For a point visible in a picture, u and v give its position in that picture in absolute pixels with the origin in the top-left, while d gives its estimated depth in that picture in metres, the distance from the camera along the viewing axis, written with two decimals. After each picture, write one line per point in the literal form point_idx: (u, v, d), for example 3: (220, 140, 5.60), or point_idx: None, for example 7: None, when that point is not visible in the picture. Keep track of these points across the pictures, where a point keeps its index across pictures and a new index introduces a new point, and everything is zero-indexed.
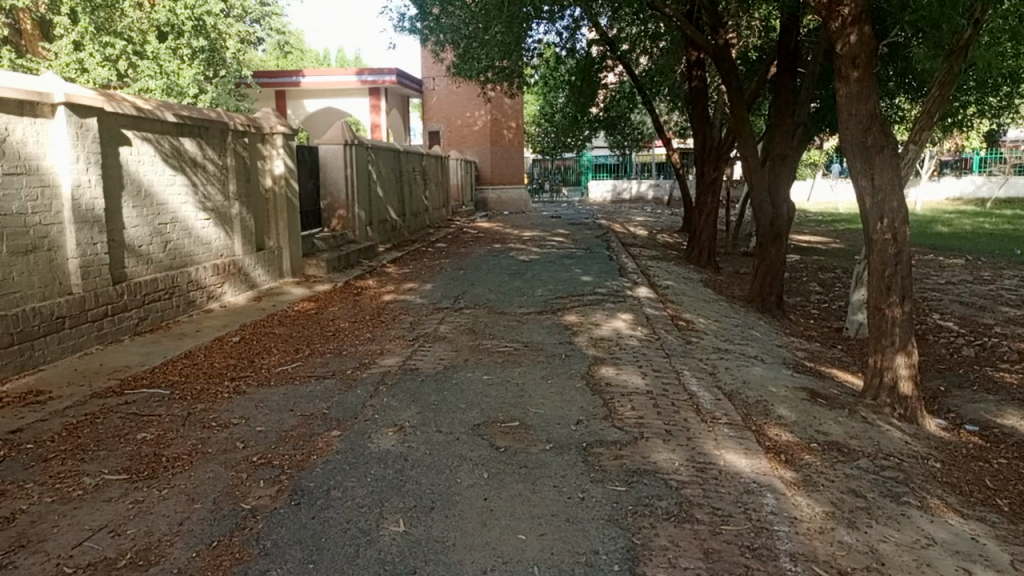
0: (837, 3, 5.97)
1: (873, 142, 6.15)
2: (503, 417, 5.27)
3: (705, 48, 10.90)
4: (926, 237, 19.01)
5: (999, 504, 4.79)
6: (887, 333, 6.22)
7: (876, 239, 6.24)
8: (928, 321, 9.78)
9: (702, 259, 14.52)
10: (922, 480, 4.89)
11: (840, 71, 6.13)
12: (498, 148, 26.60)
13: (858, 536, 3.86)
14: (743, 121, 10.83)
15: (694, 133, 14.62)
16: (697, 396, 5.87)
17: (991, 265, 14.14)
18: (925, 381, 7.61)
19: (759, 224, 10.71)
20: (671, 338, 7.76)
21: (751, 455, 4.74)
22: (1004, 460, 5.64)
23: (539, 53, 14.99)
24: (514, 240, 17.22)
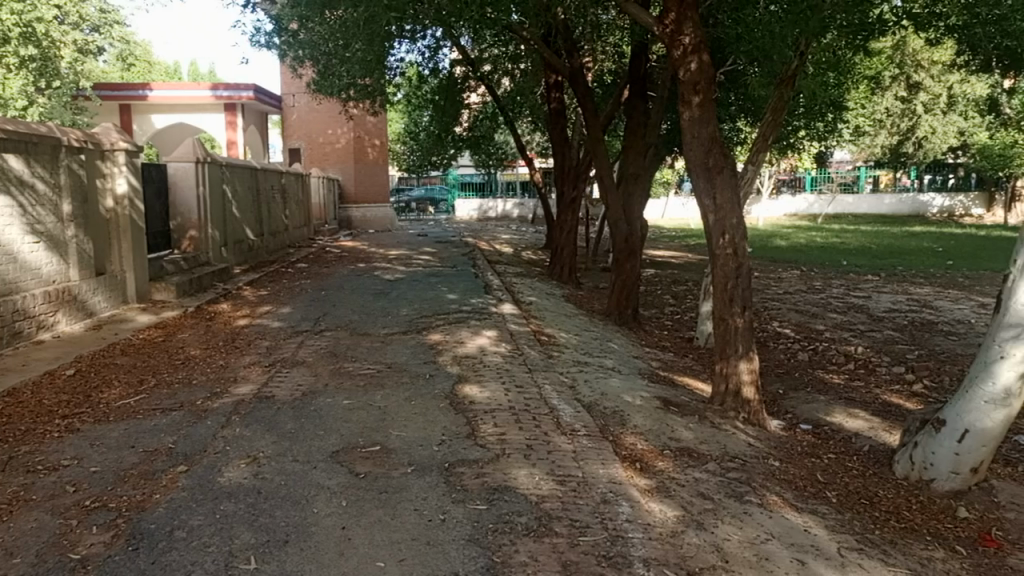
0: (679, 33, 6.38)
1: (714, 163, 6.54)
2: (363, 442, 5.16)
3: (561, 71, 11.28)
4: (766, 251, 20.49)
5: (828, 496, 5.20)
6: (730, 342, 6.64)
7: (719, 254, 6.63)
8: (768, 328, 10.51)
9: (564, 274, 14.93)
10: (763, 478, 5.24)
11: (683, 96, 6.49)
12: (361, 166, 26.05)
13: (706, 537, 4.07)
14: (598, 142, 11.26)
15: (555, 152, 15.04)
16: (558, 410, 6.00)
17: (822, 276, 15.41)
18: (766, 384, 8.16)
19: (616, 241, 11.12)
20: (533, 354, 7.88)
21: (608, 465, 4.90)
22: (832, 455, 6.13)
23: (401, 71, 14.91)
24: (379, 259, 16.99)
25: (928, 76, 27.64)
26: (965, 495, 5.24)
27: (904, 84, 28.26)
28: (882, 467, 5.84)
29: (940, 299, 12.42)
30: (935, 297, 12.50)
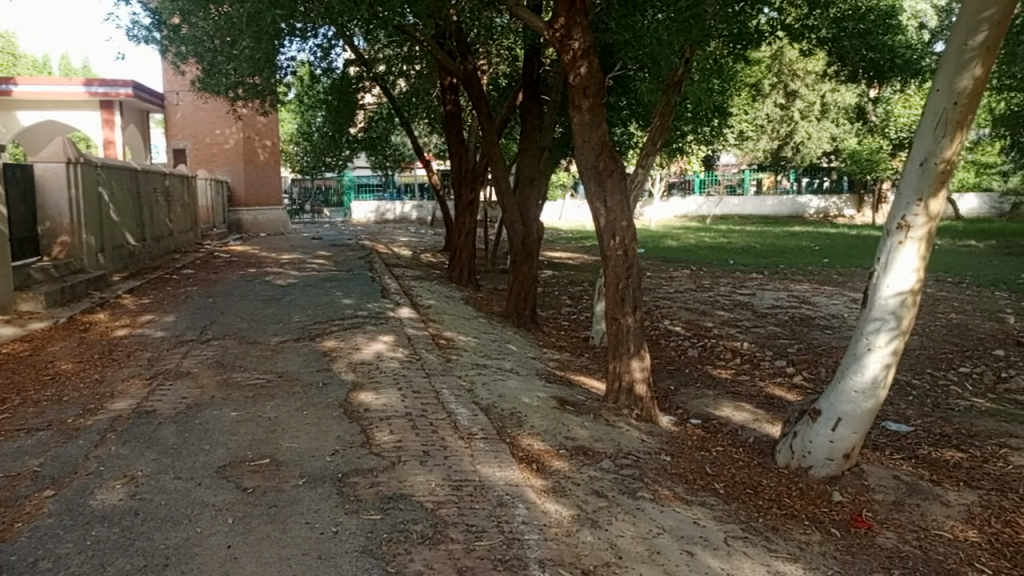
0: (568, 38, 6.48)
1: (604, 166, 6.67)
2: (251, 456, 4.96)
3: (455, 73, 11.25)
4: (658, 251, 21.12)
5: (716, 488, 5.40)
6: (623, 341, 6.80)
7: (610, 255, 6.78)
8: (660, 326, 10.84)
9: (463, 277, 14.90)
10: (655, 474, 5.38)
11: (573, 100, 6.58)
12: (252, 168, 25.18)
13: (600, 535, 4.14)
14: (494, 145, 11.30)
15: (451, 155, 15.00)
16: (455, 414, 5.97)
17: (710, 274, 16.05)
18: (658, 381, 8.41)
19: (513, 243, 11.18)
20: (430, 358, 7.81)
21: (504, 467, 4.91)
22: (720, 448, 6.37)
23: (292, 70, 14.48)
24: (272, 264, 16.44)
25: (804, 84, 29.29)
26: (839, 479, 5.57)
27: (782, 93, 29.78)
28: (765, 457, 6.12)
29: (817, 295, 13.16)
30: (813, 294, 13.25)
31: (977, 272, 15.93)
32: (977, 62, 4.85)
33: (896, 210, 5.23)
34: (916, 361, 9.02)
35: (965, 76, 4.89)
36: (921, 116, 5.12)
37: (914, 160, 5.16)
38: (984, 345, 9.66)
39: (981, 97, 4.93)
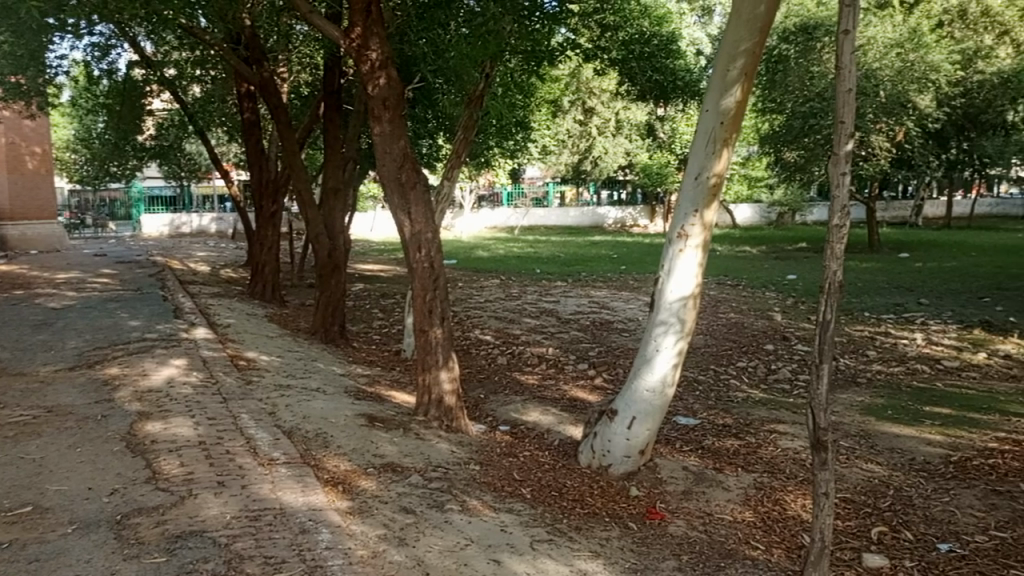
0: (365, 48, 6.38)
1: (407, 178, 6.62)
2: (9, 505, 4.35)
3: (251, 79, 10.71)
4: (469, 262, 21.45)
5: (523, 493, 5.53)
6: (431, 353, 6.78)
7: (416, 267, 6.73)
8: (470, 336, 10.98)
9: (267, 292, 14.19)
10: (464, 484, 5.41)
11: (373, 111, 6.49)
12: (17, 178, 22.34)
13: (407, 552, 4.08)
14: (295, 155, 10.88)
15: (251, 165, 14.27)
16: (255, 439, 5.63)
17: (519, 283, 16.55)
18: (468, 391, 8.49)
19: (318, 257, 10.81)
20: (227, 381, 7.32)
21: (307, 491, 4.71)
22: (527, 452, 6.53)
23: (64, 70, 13.07)
24: (43, 284, 14.69)
25: (600, 102, 31.22)
26: (635, 474, 5.91)
27: (581, 109, 31.50)
28: (569, 458, 6.35)
29: (615, 300, 13.98)
30: (611, 299, 14.07)
31: (750, 275, 17.69)
32: (737, 85, 5.37)
33: (675, 220, 5.66)
34: (701, 358, 9.84)
35: (728, 97, 5.39)
36: (694, 134, 5.58)
37: (690, 174, 5.61)
38: (756, 341, 10.76)
39: (742, 118, 5.47)
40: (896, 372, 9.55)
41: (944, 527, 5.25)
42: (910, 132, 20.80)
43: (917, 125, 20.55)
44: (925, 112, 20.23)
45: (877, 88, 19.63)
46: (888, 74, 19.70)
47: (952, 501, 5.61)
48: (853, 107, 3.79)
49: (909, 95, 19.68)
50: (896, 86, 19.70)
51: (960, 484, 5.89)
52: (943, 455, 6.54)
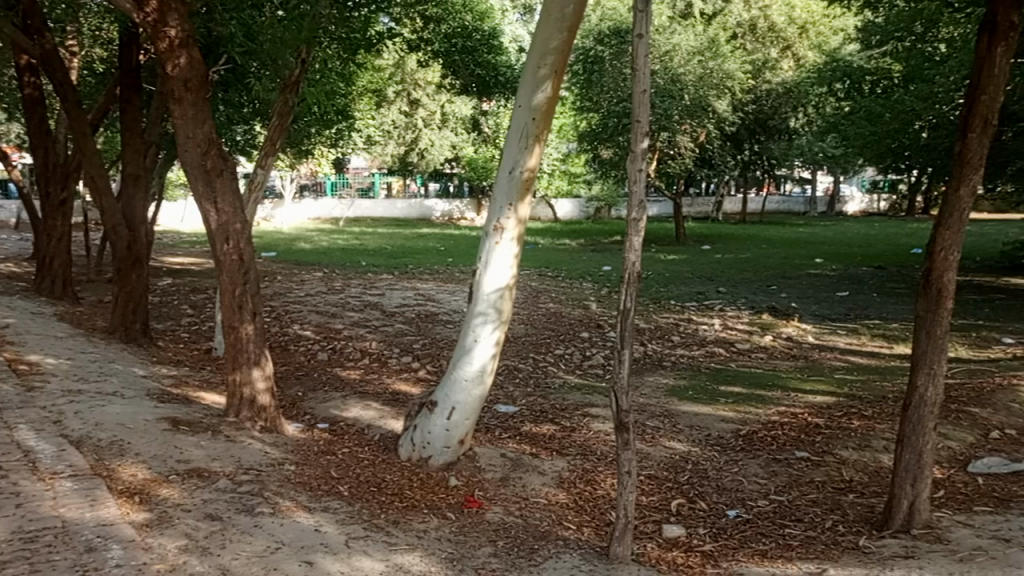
0: (162, 24, 5.90)
1: (212, 165, 6.23)
2: None
3: (29, 50, 9.57)
4: (290, 254, 20.58)
5: (341, 490, 5.40)
6: (242, 351, 6.44)
7: (224, 260, 6.35)
8: (289, 332, 10.53)
9: (56, 289, 12.74)
10: (277, 485, 5.21)
11: (171, 93, 6.03)
12: None
13: (210, 563, 3.89)
14: (86, 137, 9.88)
15: (33, 147, 12.78)
16: (35, 452, 5.07)
17: (343, 276, 16.14)
18: (286, 389, 8.15)
19: (115, 249, 9.89)
20: (4, 389, 6.54)
21: (97, 505, 4.32)
22: (346, 449, 6.39)
23: None
24: None
25: (425, 94, 31.18)
26: (455, 464, 5.97)
27: (406, 100, 31.31)
28: (388, 453, 6.29)
29: (439, 292, 14.01)
30: (436, 291, 14.10)
31: (570, 266, 18.43)
32: (547, 82, 5.56)
33: (491, 213, 5.78)
34: (521, 347, 10.10)
35: (539, 93, 5.57)
36: (507, 128, 5.71)
37: (505, 166, 5.74)
38: (573, 329, 11.22)
39: (553, 113, 5.67)
40: (697, 356, 10.34)
41: (733, 495, 5.76)
42: (710, 134, 22.58)
43: (716, 128, 22.35)
44: (722, 116, 22.04)
45: (681, 91, 21.15)
46: (691, 79, 21.23)
47: (740, 471, 6.17)
48: (647, 107, 4.04)
49: (709, 99, 21.36)
50: (698, 90, 21.29)
51: (747, 455, 6.49)
52: (734, 430, 7.19)
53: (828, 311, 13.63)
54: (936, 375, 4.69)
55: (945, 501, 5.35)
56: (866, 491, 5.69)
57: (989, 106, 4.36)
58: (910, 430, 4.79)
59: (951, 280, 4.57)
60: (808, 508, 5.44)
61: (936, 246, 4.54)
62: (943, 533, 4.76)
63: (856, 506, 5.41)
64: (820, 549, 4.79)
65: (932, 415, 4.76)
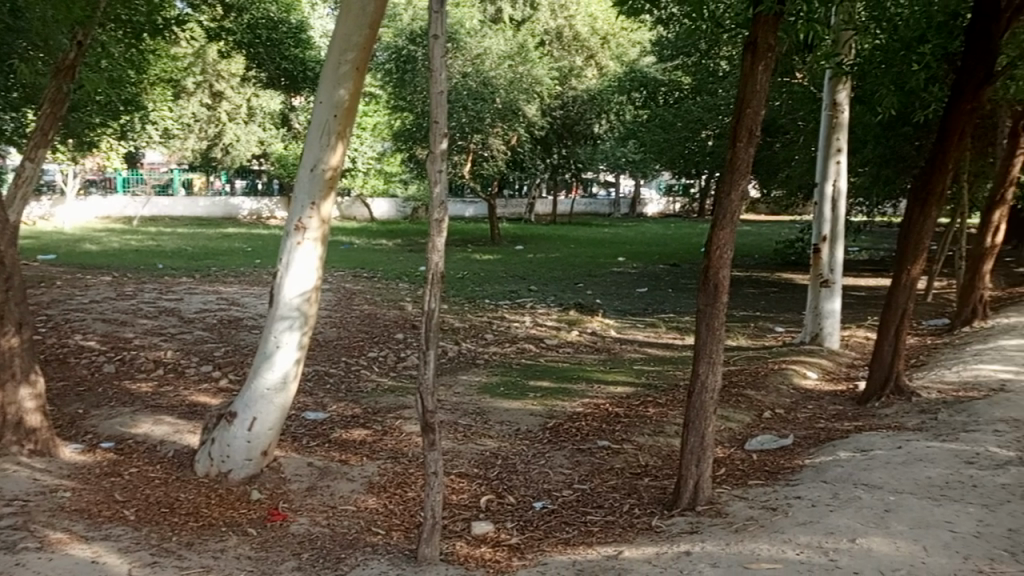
0: None
1: None
2: None
3: None
4: (73, 256, 18.54)
5: (126, 515, 4.96)
6: (4, 366, 5.68)
7: None
8: (69, 342, 9.45)
9: None
10: (49, 516, 4.69)
11: None
12: None
13: None
14: None
15: None
16: None
17: (136, 280, 14.82)
18: (63, 407, 7.34)
19: None
20: None
21: None
22: (134, 469, 5.86)
23: None
24: None
25: (229, 86, 29.49)
26: (257, 477, 5.66)
27: (207, 92, 29.45)
28: (183, 469, 5.84)
29: (245, 296, 13.30)
30: (241, 295, 13.34)
31: (386, 267, 18.19)
32: (349, 79, 5.43)
33: (292, 213, 5.56)
34: (332, 351, 9.82)
35: (340, 90, 5.44)
36: (308, 125, 5.52)
37: (306, 164, 5.54)
38: (387, 331, 11.09)
39: (355, 111, 5.55)
40: (509, 353, 10.60)
41: (540, 487, 5.96)
42: (521, 138, 23.29)
43: (526, 131, 23.08)
44: (532, 120, 22.79)
45: (493, 94, 21.66)
46: (502, 83, 21.79)
47: (547, 463, 6.41)
48: (445, 109, 4.04)
49: (519, 103, 22.02)
50: (509, 94, 21.89)
51: (554, 447, 6.76)
52: (542, 423, 7.44)
53: (629, 306, 14.53)
54: (714, 363, 5.12)
55: (726, 478, 5.87)
56: (659, 474, 6.11)
57: (753, 118, 4.83)
58: (694, 415, 5.21)
59: (726, 275, 5.01)
60: (608, 493, 5.75)
61: (713, 244, 4.96)
62: (722, 508, 5.22)
63: (651, 488, 5.78)
64: (618, 533, 5.07)
65: (711, 400, 5.19)
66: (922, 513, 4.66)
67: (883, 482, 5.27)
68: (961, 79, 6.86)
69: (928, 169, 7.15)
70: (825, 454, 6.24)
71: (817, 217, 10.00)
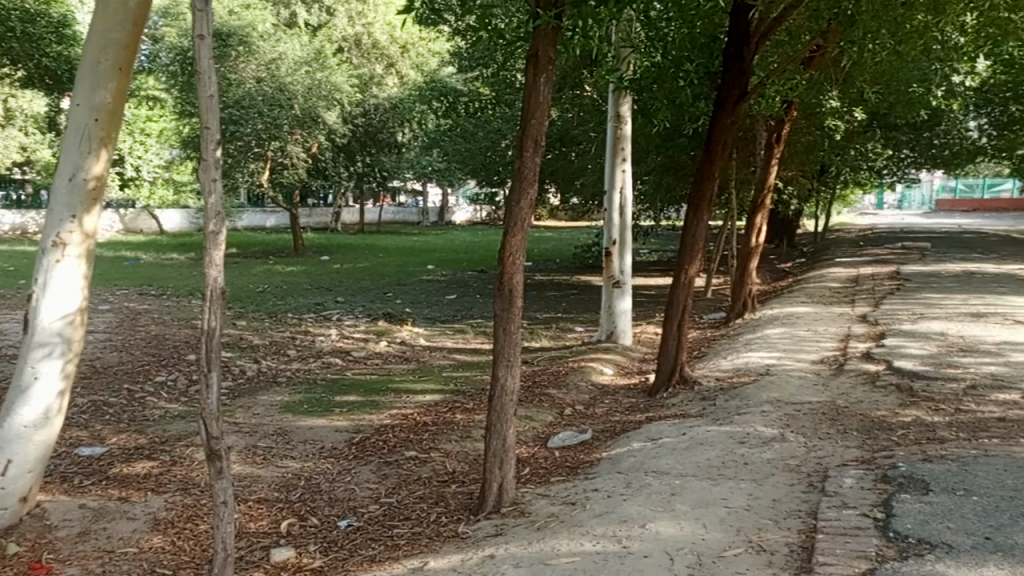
0: None
1: None
2: None
3: None
4: None
5: None
6: None
7: None
8: None
9: None
10: None
11: None
12: None
13: None
14: None
15: None
16: None
17: None
18: None
19: None
20: None
21: None
22: None
23: None
24: None
25: None
26: (16, 528, 4.98)
27: None
28: None
29: (5, 322, 11.73)
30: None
31: (177, 283, 16.89)
32: (111, 80, 4.96)
33: (48, 228, 4.97)
34: (112, 378, 8.92)
35: (102, 92, 4.95)
36: (64, 130, 4.96)
37: (64, 173, 4.98)
38: (178, 352, 10.27)
39: (119, 116, 5.07)
40: (313, 368, 10.22)
41: (344, 504, 5.78)
42: (321, 145, 22.68)
43: (327, 139, 22.50)
44: (332, 128, 22.24)
45: (290, 101, 20.91)
46: (299, 89, 21.10)
47: (353, 479, 6.24)
48: (217, 114, 3.80)
49: (318, 110, 21.42)
50: (307, 101, 21.24)
51: (360, 462, 6.59)
52: (347, 439, 7.24)
53: (438, 314, 14.59)
54: (513, 366, 5.23)
55: (529, 477, 6.03)
56: (465, 479, 6.14)
57: (538, 128, 5.00)
58: (495, 419, 5.30)
59: (519, 281, 5.14)
60: (415, 504, 5.69)
61: (505, 251, 5.07)
62: (525, 507, 5.35)
63: (457, 495, 5.79)
64: (424, 543, 5.03)
65: (512, 404, 5.30)
66: (702, 493, 5.06)
67: (669, 468, 5.66)
68: (722, 96, 7.58)
69: (698, 177, 7.84)
70: (619, 445, 6.61)
71: (608, 223, 10.61)
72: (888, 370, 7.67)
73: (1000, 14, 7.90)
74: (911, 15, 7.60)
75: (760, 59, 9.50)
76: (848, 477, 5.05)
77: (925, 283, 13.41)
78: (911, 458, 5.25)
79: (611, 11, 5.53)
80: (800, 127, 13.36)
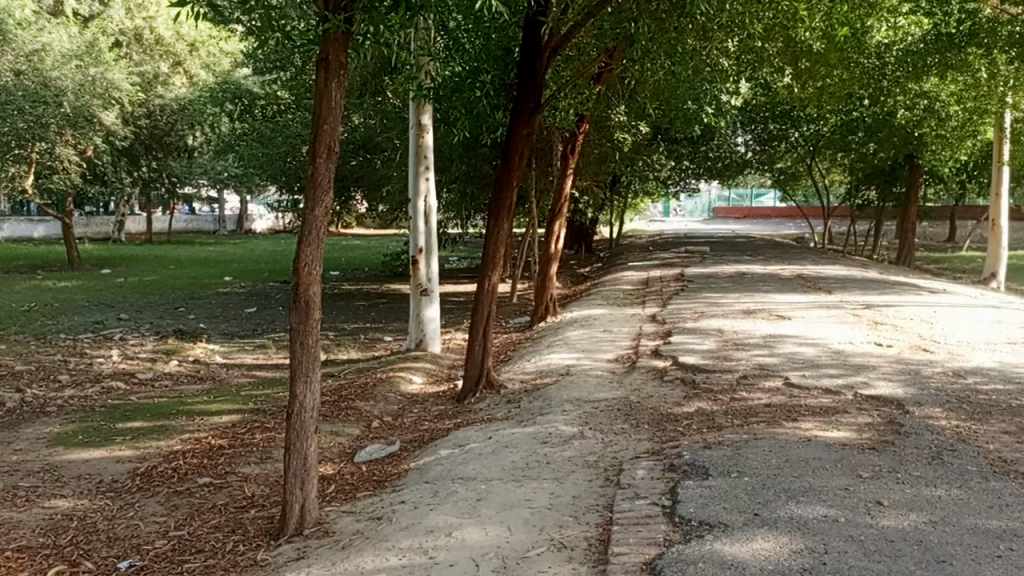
0: None
1: None
2: None
3: None
4: None
5: None
6: None
7: None
8: None
9: None
10: None
11: None
12: None
13: None
14: None
15: None
16: None
17: None
18: None
19: None
20: None
21: None
22: None
23: None
24: None
25: None
26: None
27: None
28: None
29: None
30: None
31: None
32: None
33: None
34: None
35: None
36: None
37: None
38: None
39: None
40: (90, 394, 9.22)
41: (126, 543, 5.24)
42: (98, 147, 20.77)
43: (104, 141, 20.62)
44: (110, 129, 20.42)
45: (59, 98, 18.81)
46: (69, 85, 19.03)
47: (136, 514, 5.68)
48: None
49: (92, 109, 19.47)
50: (79, 98, 19.25)
51: (144, 495, 6.02)
52: (130, 470, 6.58)
53: (237, 328, 13.75)
54: (312, 381, 5.02)
55: (334, 495, 5.82)
56: (266, 502, 5.79)
57: (331, 135, 4.85)
58: (296, 437, 5.04)
59: (316, 292, 4.94)
60: (208, 534, 5.27)
61: (301, 261, 4.86)
62: (329, 526, 5.15)
63: (257, 520, 5.45)
64: None
65: (312, 420, 5.08)
66: (508, 495, 5.16)
67: (475, 473, 5.71)
68: (518, 107, 7.82)
69: (497, 186, 8.03)
70: (428, 454, 6.58)
71: (413, 231, 10.56)
72: (673, 365, 8.29)
73: (755, 42, 8.84)
74: (683, 39, 8.30)
75: (552, 74, 9.94)
76: (640, 468, 5.38)
77: (704, 284, 14.72)
78: (694, 446, 5.69)
79: (402, 17, 5.45)
80: (592, 139, 14.15)
